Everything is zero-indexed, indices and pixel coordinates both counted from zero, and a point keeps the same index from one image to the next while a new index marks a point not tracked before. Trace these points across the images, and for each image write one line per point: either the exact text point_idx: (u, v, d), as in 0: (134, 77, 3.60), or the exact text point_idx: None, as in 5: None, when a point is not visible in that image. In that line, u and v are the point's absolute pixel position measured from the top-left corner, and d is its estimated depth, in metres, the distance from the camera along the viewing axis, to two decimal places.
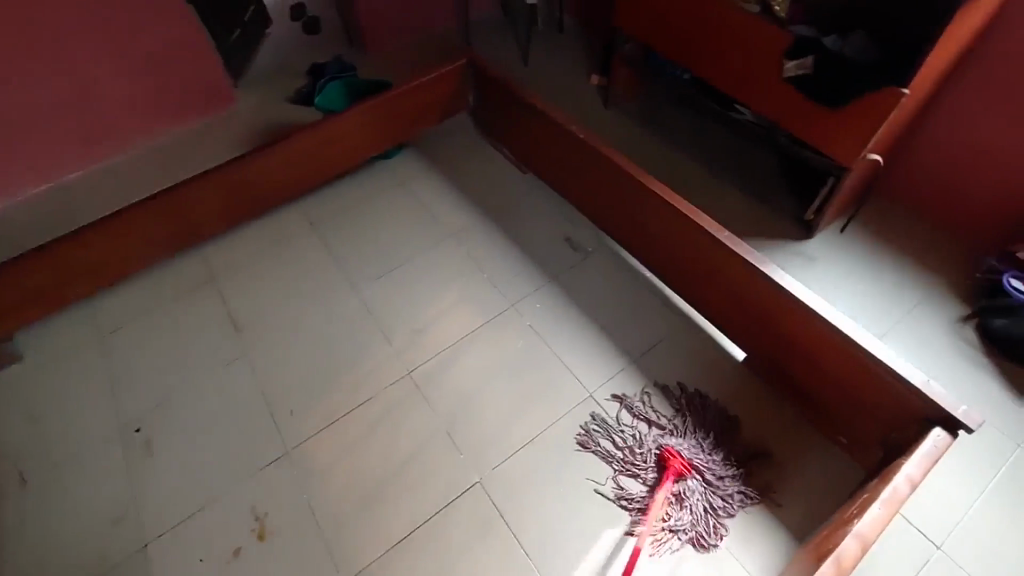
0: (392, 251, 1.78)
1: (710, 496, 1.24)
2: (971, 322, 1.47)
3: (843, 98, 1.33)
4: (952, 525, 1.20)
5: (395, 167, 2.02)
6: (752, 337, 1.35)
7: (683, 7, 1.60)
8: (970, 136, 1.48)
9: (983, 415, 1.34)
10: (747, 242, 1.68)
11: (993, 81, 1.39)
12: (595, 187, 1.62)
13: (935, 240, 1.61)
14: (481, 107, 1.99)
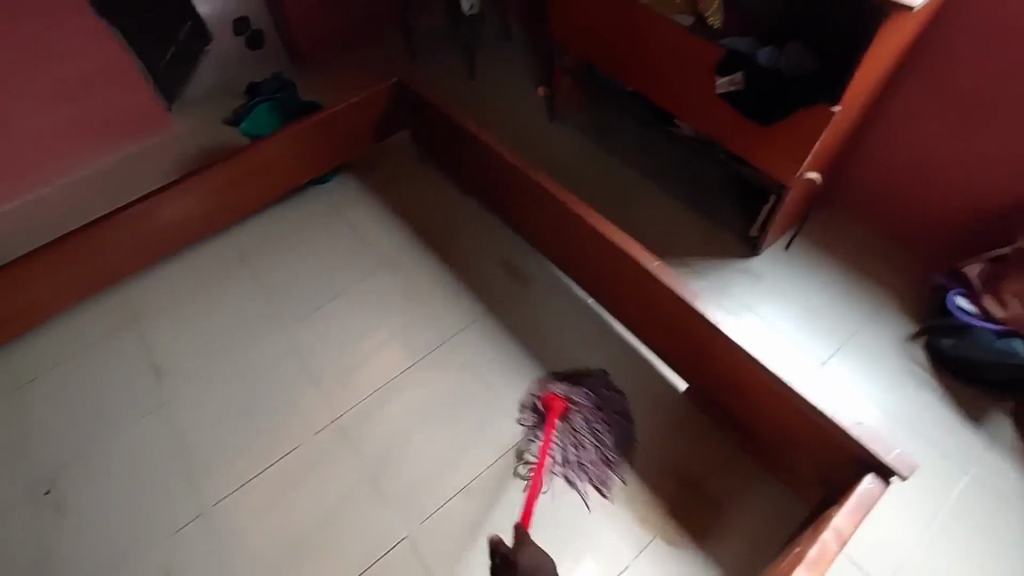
0: (324, 284, 1.69)
1: (594, 429, 1.31)
2: (920, 341, 1.40)
3: (774, 116, 1.27)
4: (898, 564, 1.15)
5: (330, 190, 1.92)
6: (692, 370, 1.28)
7: (616, 23, 1.54)
8: (909, 149, 1.44)
9: (935, 441, 1.28)
10: (692, 261, 1.62)
11: (928, 96, 1.35)
12: (532, 212, 1.55)
13: (884, 253, 1.55)
14: (419, 126, 1.90)
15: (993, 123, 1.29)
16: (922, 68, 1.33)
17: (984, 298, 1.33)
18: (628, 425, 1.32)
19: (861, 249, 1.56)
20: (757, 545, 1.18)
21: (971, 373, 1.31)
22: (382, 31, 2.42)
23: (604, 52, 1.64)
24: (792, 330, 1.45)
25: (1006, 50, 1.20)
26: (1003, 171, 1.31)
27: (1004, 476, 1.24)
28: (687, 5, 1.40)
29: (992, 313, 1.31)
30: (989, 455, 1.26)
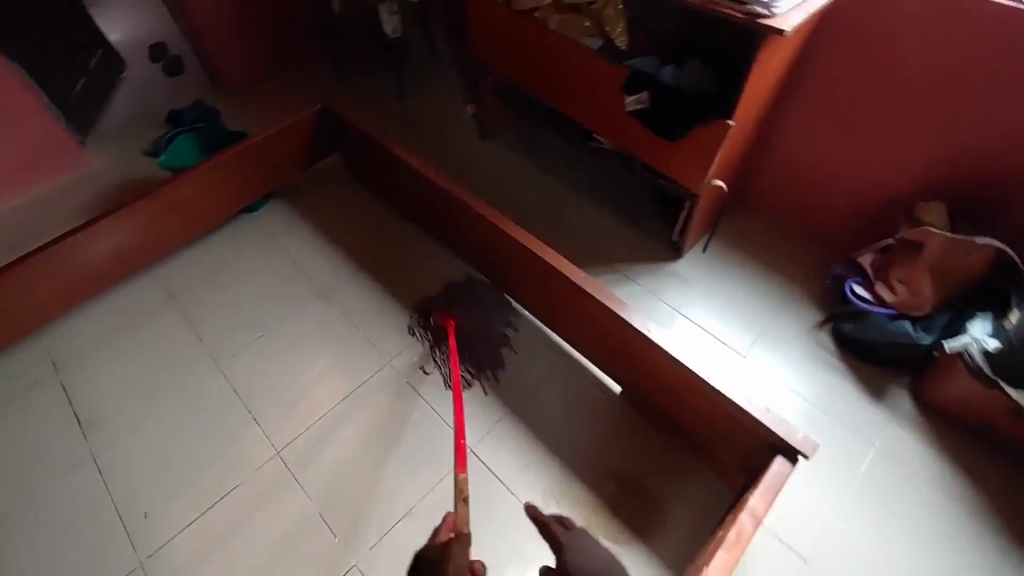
0: (257, 315, 1.66)
1: (483, 328, 1.56)
2: (826, 328, 1.51)
3: (677, 132, 1.37)
4: (819, 537, 1.21)
5: (261, 220, 1.89)
6: (624, 373, 1.35)
7: (533, 47, 1.61)
8: (802, 155, 1.58)
9: (846, 417, 1.37)
10: (621, 268, 1.70)
11: (812, 108, 1.49)
12: (464, 230, 1.59)
13: (792, 248, 1.68)
14: (349, 150, 1.91)
15: (869, 126, 1.42)
16: (806, 80, 1.47)
17: (876, 285, 1.44)
18: (508, 318, 1.59)
19: (771, 246, 1.69)
20: (692, 533, 1.24)
21: (871, 353, 1.41)
22: (309, 55, 2.41)
23: (525, 74, 1.71)
24: (714, 326, 1.55)
25: (872, 62, 1.34)
26: (882, 168, 1.46)
27: (912, 450, 1.31)
28: (596, 29, 1.49)
29: (884, 299, 1.41)
30: (894, 427, 1.35)
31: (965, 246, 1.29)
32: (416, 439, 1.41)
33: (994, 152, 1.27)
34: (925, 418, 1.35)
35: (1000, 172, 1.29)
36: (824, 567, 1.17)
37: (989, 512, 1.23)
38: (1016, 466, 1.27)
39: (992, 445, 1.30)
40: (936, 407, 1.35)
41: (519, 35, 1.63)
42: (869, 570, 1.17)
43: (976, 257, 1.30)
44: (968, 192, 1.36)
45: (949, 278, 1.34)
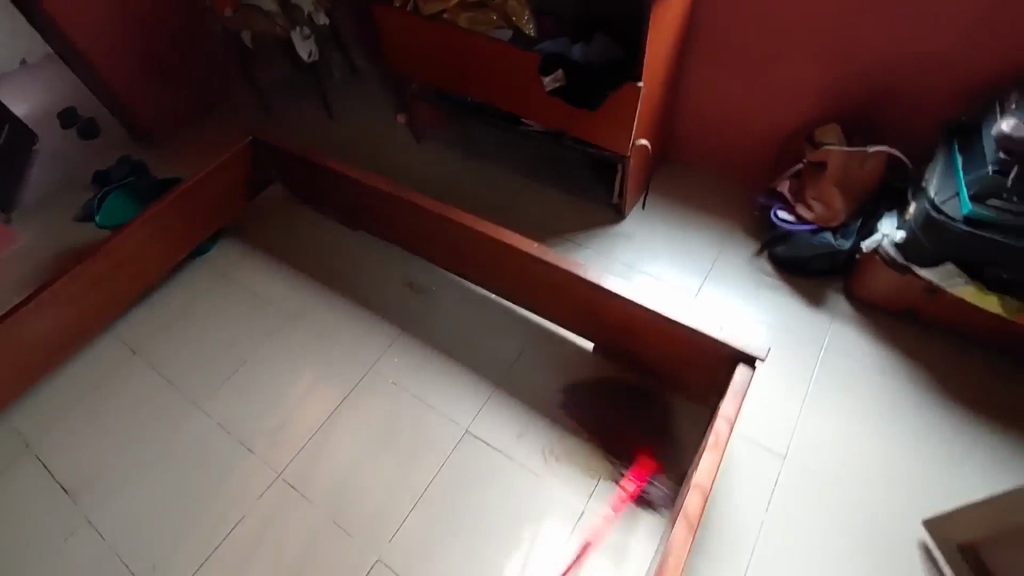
0: (230, 351, 1.67)
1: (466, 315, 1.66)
2: (762, 255, 1.66)
3: (594, 101, 1.49)
4: (791, 434, 1.34)
5: (214, 259, 1.90)
6: (591, 328, 1.45)
7: (448, 45, 1.69)
8: (711, 103, 1.72)
9: (794, 327, 1.51)
10: (573, 237, 1.80)
11: (711, 59, 1.63)
12: (417, 228, 1.65)
13: (720, 190, 1.83)
14: (289, 176, 1.94)
15: (762, 67, 1.57)
16: (700, 34, 1.60)
17: (795, 207, 1.58)
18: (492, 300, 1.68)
19: (701, 192, 1.84)
20: (681, 457, 1.35)
21: (804, 267, 1.57)
22: (229, 93, 2.42)
23: (445, 73, 1.79)
24: (666, 273, 1.67)
25: (753, 9, 1.48)
26: (782, 103, 1.61)
27: (856, 342, 1.47)
28: (503, 20, 1.63)
29: (805, 218, 1.55)
30: (836, 327, 1.50)
31: (861, 157, 1.48)
32: (413, 433, 1.46)
33: (869, 70, 1.44)
34: (860, 313, 1.51)
35: (878, 86, 1.46)
36: (799, 458, 1.30)
37: (928, 380, 1.39)
38: (943, 337, 1.44)
39: (917, 323, 1.47)
40: (868, 302, 1.51)
41: (432, 38, 1.71)
42: (838, 453, 1.31)
43: (870, 164, 1.48)
44: (856, 109, 1.52)
45: (852, 188, 1.51)
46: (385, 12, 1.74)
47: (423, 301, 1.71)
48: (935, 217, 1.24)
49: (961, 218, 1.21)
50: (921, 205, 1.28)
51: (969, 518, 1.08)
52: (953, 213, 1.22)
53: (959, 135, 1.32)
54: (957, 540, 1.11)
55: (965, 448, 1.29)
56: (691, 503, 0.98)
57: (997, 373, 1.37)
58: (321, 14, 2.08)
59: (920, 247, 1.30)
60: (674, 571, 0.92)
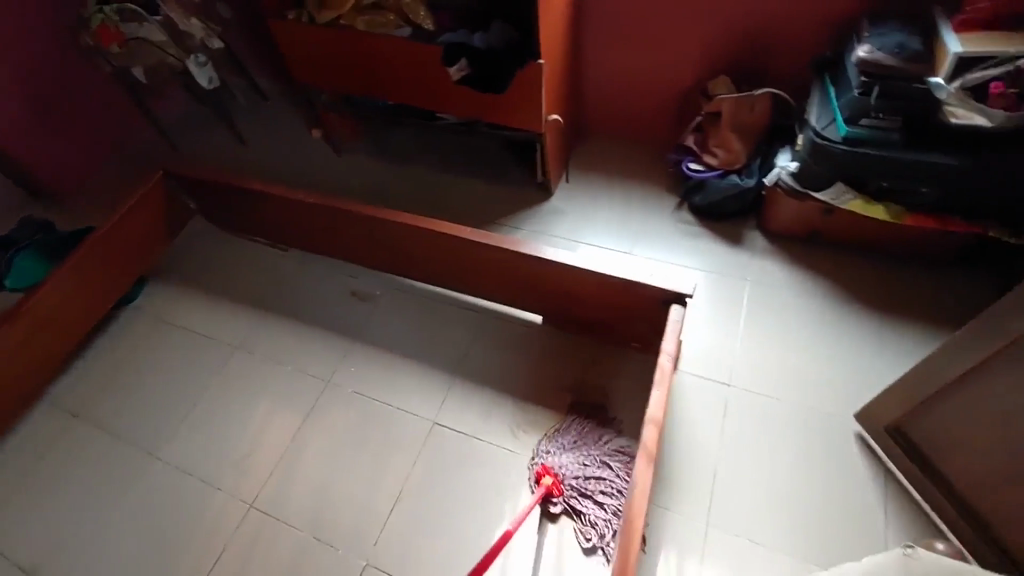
0: (177, 393, 1.62)
1: (415, 314, 1.67)
2: (683, 208, 1.77)
3: (502, 85, 1.54)
4: (732, 363, 1.45)
5: (144, 306, 1.82)
6: (536, 301, 1.50)
7: (350, 51, 1.70)
8: (612, 73, 1.81)
9: (720, 268, 1.63)
10: (506, 221, 1.85)
11: (604, 30, 1.72)
12: (349, 236, 1.65)
13: (635, 154, 1.93)
14: (209, 208, 1.88)
15: (651, 32, 1.67)
16: (589, 7, 1.68)
17: (702, 156, 1.69)
18: (438, 293, 1.70)
19: (618, 159, 1.93)
20: (639, 405, 1.43)
21: (719, 212, 1.69)
22: (130, 135, 2.31)
23: (353, 79, 1.79)
24: (598, 239, 1.75)
25: None
26: (675, 62, 1.72)
27: (776, 271, 1.60)
28: (401, 19, 1.66)
29: (713, 165, 1.66)
30: (756, 261, 1.62)
31: (749, 101, 1.60)
32: (382, 436, 1.46)
33: (743, 21, 1.57)
34: (775, 244, 1.64)
35: (754, 35, 1.59)
36: (742, 383, 1.41)
37: (840, 293, 1.53)
38: (848, 252, 1.59)
39: (825, 245, 1.61)
40: (779, 232, 1.64)
41: (331, 45, 1.71)
42: (774, 371, 1.42)
43: (759, 106, 1.60)
44: (740, 58, 1.65)
45: (748, 131, 1.63)
46: (279, 25, 1.72)
47: (370, 307, 1.71)
48: (819, 143, 1.36)
49: (840, 139, 1.34)
50: (806, 134, 1.40)
51: (886, 401, 1.20)
52: (833, 136, 1.35)
53: (828, 67, 1.45)
54: (882, 423, 1.23)
55: (882, 344, 1.44)
56: (648, 437, 1.05)
57: (896, 274, 1.53)
58: (214, 37, 2.05)
59: (812, 173, 1.42)
60: (642, 500, 0.99)
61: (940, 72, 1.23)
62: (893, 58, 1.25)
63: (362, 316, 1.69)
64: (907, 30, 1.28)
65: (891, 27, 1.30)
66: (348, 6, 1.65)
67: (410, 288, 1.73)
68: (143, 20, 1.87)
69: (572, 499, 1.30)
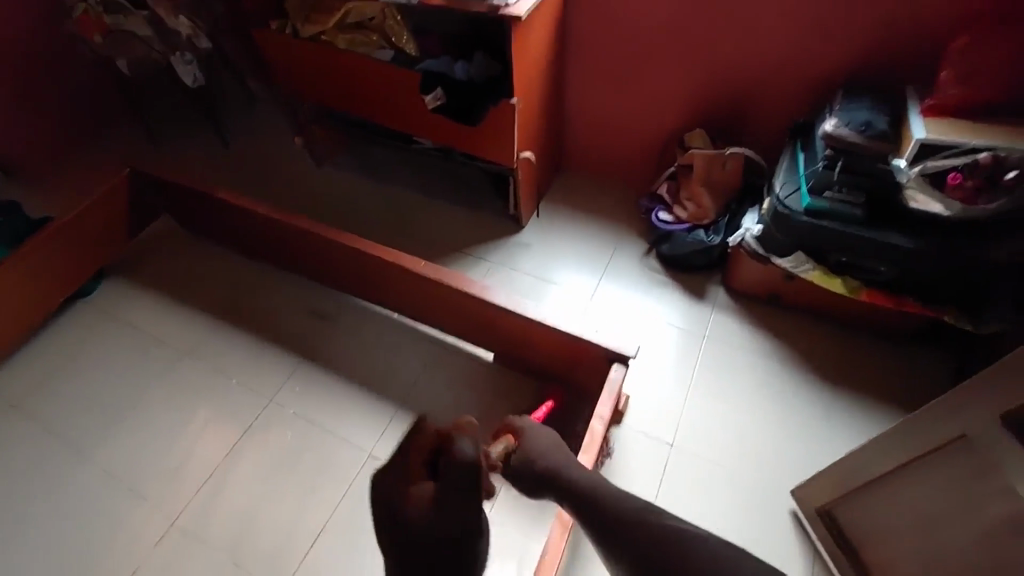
0: (117, 396, 1.58)
1: (370, 338, 1.65)
2: (651, 254, 1.75)
3: (474, 118, 1.52)
4: (678, 424, 1.42)
5: (98, 301, 1.79)
6: (488, 339, 1.48)
7: (330, 68, 1.69)
8: (593, 115, 1.82)
9: (679, 321, 1.61)
10: (473, 251, 1.83)
11: (587, 73, 1.72)
12: (312, 254, 1.64)
13: (610, 196, 1.92)
14: (177, 207, 1.86)
15: (631, 81, 1.68)
16: (573, 51, 1.69)
17: (673, 208, 1.68)
18: (396, 319, 1.68)
19: (593, 198, 1.92)
20: None
21: (685, 264, 1.67)
22: (111, 122, 2.29)
23: (333, 95, 1.78)
24: (563, 278, 1.73)
25: (614, 28, 1.58)
26: (653, 112, 1.72)
27: (734, 331, 1.58)
28: (384, 40, 1.63)
29: (681, 217, 1.65)
30: (715, 318, 1.61)
31: (721, 160, 1.59)
32: (315, 463, 1.43)
33: (721, 82, 1.57)
34: (737, 303, 1.63)
35: (731, 96, 1.59)
36: (684, 445, 1.39)
37: (795, 360, 1.51)
38: (807, 318, 1.58)
39: (786, 309, 1.60)
40: (742, 291, 1.62)
41: (311, 59, 1.70)
42: (718, 436, 1.40)
43: (731, 165, 1.60)
44: (718, 114, 1.64)
45: (718, 189, 1.62)
46: (263, 36, 1.71)
47: (325, 326, 1.68)
48: (781, 211, 1.35)
49: (802, 209, 1.33)
50: (771, 200, 1.40)
51: (823, 482, 1.17)
52: (795, 206, 1.34)
53: (801, 135, 1.45)
54: (815, 505, 1.21)
55: (830, 416, 1.42)
56: None
57: (853, 345, 1.52)
58: (201, 37, 1.96)
59: (774, 239, 1.41)
60: None
61: (902, 154, 1.22)
62: (859, 135, 1.24)
63: (315, 335, 1.67)
64: (876, 108, 1.28)
65: (861, 103, 1.29)
66: (331, 22, 1.62)
67: (368, 310, 1.70)
68: (129, 13, 1.91)
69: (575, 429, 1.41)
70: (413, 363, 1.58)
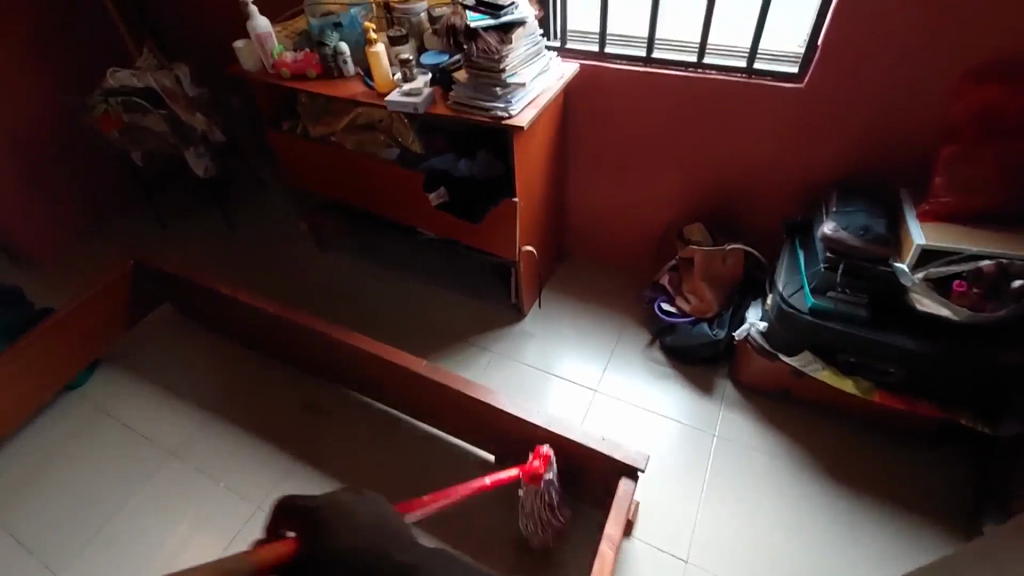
0: (101, 501, 1.50)
1: (366, 436, 1.59)
2: (655, 345, 1.73)
3: (478, 215, 1.55)
4: (692, 536, 1.34)
5: (91, 393, 1.75)
6: (488, 441, 1.42)
7: (337, 166, 1.75)
8: (594, 208, 1.86)
9: (686, 419, 1.56)
10: (475, 340, 1.81)
11: (588, 170, 1.79)
12: (311, 349, 1.62)
13: (611, 284, 1.93)
14: (178, 297, 1.86)
15: (630, 177, 1.73)
16: (573, 149, 1.76)
17: (676, 299, 1.68)
18: (394, 415, 1.63)
19: (595, 287, 1.92)
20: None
21: (689, 356, 1.64)
22: (122, 209, 2.35)
23: (339, 190, 1.83)
24: (566, 370, 1.70)
25: (612, 129, 1.65)
26: (652, 206, 1.77)
27: (744, 431, 1.52)
28: (391, 140, 1.69)
29: (684, 310, 1.65)
30: (724, 415, 1.56)
31: (721, 255, 1.61)
32: None
33: (717, 181, 1.62)
34: (745, 398, 1.58)
35: (727, 194, 1.64)
36: (701, 561, 1.30)
37: (810, 460, 1.45)
38: (821, 415, 1.53)
39: (798, 406, 1.55)
40: (751, 386, 1.59)
41: (320, 157, 1.76)
42: (735, 550, 1.31)
43: (731, 260, 1.61)
44: (715, 209, 1.68)
45: (719, 282, 1.63)
46: (274, 136, 1.78)
47: (321, 421, 1.63)
48: (786, 310, 1.35)
49: (807, 309, 1.32)
50: (774, 297, 1.39)
51: None
52: (800, 305, 1.34)
53: (800, 233, 1.46)
54: None
55: (854, 528, 1.33)
56: None
57: (869, 446, 1.46)
58: (215, 131, 2.08)
59: (779, 337, 1.40)
60: None
61: (904, 258, 1.23)
62: (858, 239, 1.25)
63: (310, 433, 1.61)
64: (873, 212, 1.30)
65: (857, 207, 1.32)
66: (341, 125, 1.70)
67: (366, 405, 1.66)
68: (147, 111, 1.97)
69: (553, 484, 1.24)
70: (410, 465, 1.52)
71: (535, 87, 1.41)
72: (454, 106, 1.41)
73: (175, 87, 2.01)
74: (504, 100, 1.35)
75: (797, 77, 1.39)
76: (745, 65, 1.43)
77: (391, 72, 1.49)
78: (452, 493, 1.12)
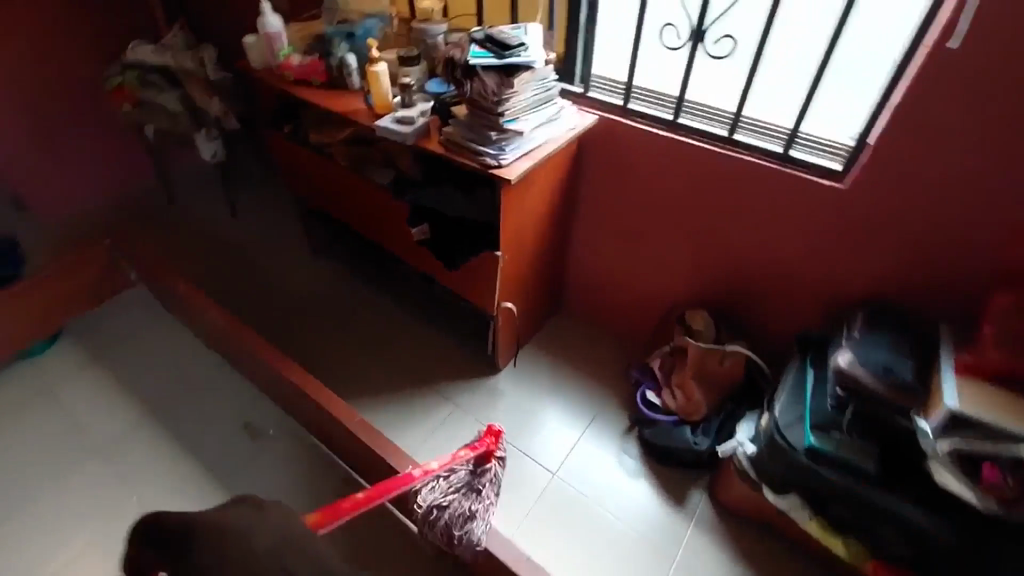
0: (15, 488, 1.43)
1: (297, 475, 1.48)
2: (632, 434, 1.54)
3: (456, 262, 1.41)
4: None
5: (45, 365, 1.69)
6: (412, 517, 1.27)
7: (329, 179, 1.65)
8: (596, 268, 1.70)
9: (642, 532, 1.36)
10: (440, 386, 1.67)
11: (594, 227, 1.63)
12: (262, 369, 1.52)
13: (601, 353, 1.75)
14: (152, 282, 1.79)
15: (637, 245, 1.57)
16: (582, 204, 1.60)
17: (663, 390, 1.50)
18: (333, 457, 1.51)
19: (583, 353, 1.75)
20: None
21: (666, 457, 1.45)
22: None
23: (330, 202, 1.73)
24: (527, 443, 1.53)
25: (626, 192, 1.49)
26: (657, 280, 1.59)
27: (709, 561, 1.31)
28: (386, 161, 1.54)
29: (669, 405, 1.47)
30: (689, 536, 1.35)
31: (719, 354, 1.43)
32: None
33: (731, 270, 1.44)
34: (719, 521, 1.38)
35: (740, 285, 1.45)
36: None
37: None
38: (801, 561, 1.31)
39: (775, 546, 1.34)
40: (728, 508, 1.38)
41: (315, 167, 1.66)
42: None
43: (729, 362, 1.43)
44: (724, 298, 1.49)
45: (712, 383, 1.44)
46: (274, 136, 1.70)
47: (256, 448, 1.53)
48: (777, 442, 1.14)
49: (803, 447, 1.11)
50: (768, 422, 1.19)
51: None
52: (796, 441, 1.12)
53: (812, 349, 1.27)
54: None
55: None
56: None
57: None
58: (230, 119, 1.97)
59: (766, 469, 1.19)
60: None
61: (929, 413, 1.01)
62: (877, 381, 1.05)
63: (242, 460, 1.50)
64: (901, 350, 1.10)
65: (883, 341, 1.11)
66: (339, 136, 1.57)
67: (305, 440, 1.54)
68: (163, 88, 1.93)
69: (498, 468, 1.27)
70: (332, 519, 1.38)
71: (537, 136, 1.27)
72: (445, 142, 1.27)
73: (196, 70, 1.94)
74: (496, 147, 1.22)
75: (840, 173, 1.20)
76: (781, 150, 1.25)
77: (391, 92, 1.38)
78: (388, 490, 1.07)
